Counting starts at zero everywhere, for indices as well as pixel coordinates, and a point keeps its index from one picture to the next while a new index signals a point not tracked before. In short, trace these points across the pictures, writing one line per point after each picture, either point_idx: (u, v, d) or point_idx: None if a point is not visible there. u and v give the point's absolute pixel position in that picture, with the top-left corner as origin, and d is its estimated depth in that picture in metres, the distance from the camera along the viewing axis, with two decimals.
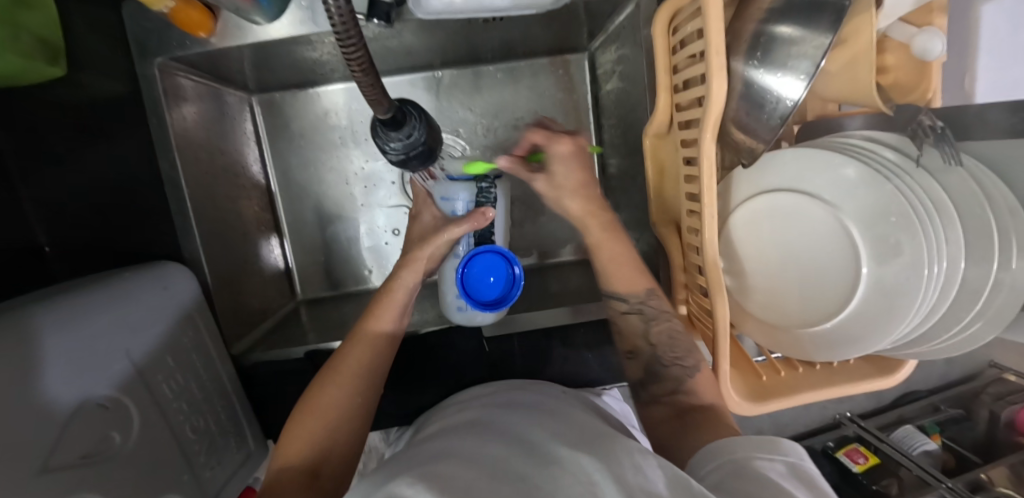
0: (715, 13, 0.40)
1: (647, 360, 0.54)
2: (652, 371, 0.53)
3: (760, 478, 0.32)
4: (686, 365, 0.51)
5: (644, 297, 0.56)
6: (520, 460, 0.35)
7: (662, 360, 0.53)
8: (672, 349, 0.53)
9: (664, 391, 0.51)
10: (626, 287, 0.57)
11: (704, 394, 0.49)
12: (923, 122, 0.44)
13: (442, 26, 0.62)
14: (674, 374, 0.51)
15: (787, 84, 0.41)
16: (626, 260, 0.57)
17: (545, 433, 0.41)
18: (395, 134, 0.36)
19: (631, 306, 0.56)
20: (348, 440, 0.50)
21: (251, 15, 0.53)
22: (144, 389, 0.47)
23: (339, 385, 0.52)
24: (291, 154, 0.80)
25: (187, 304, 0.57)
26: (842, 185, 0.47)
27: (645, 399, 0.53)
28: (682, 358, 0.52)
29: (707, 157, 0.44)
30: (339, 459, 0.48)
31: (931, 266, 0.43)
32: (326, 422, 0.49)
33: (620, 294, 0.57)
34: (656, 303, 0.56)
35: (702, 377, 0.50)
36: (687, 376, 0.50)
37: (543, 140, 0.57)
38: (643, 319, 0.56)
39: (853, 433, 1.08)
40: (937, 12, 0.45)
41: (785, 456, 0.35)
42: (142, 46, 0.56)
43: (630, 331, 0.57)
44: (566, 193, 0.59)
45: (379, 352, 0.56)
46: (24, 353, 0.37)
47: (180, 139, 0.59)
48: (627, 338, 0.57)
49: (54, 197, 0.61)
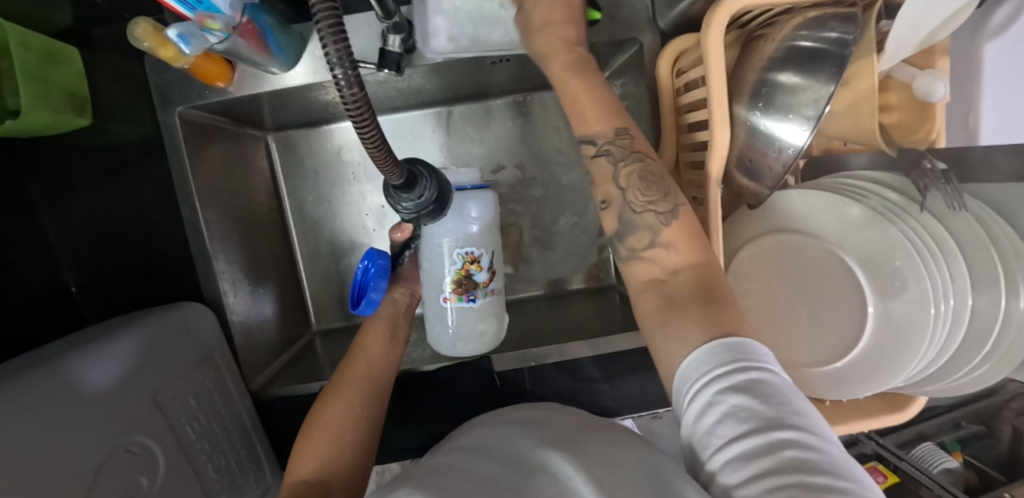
0: (715, 63, 0.41)
1: (619, 208, 0.43)
2: (625, 217, 0.43)
3: (731, 409, 0.28)
4: (658, 210, 0.41)
5: (614, 137, 0.44)
6: (509, 473, 0.34)
7: (633, 206, 0.42)
8: (644, 185, 0.42)
9: (640, 240, 0.41)
10: (592, 123, 0.45)
11: (680, 248, 0.39)
12: (925, 166, 0.44)
13: (451, 68, 0.64)
14: (647, 222, 0.41)
15: (789, 131, 0.41)
16: (597, 95, 0.45)
17: (531, 441, 0.39)
18: (407, 195, 0.37)
19: (600, 148, 0.44)
20: (356, 455, 0.52)
21: (268, 66, 0.56)
22: (169, 432, 0.49)
23: (348, 405, 0.55)
24: (305, 188, 0.82)
25: (206, 345, 0.59)
26: (845, 224, 0.48)
27: (623, 254, 0.43)
28: (656, 203, 0.41)
29: (713, 202, 0.44)
30: (348, 475, 0.50)
31: (938, 305, 0.43)
32: (335, 437, 0.52)
33: (585, 135, 0.45)
34: (627, 143, 0.44)
35: (678, 220, 0.40)
36: (660, 223, 0.40)
37: None
38: (612, 160, 0.44)
39: (873, 451, 1.04)
40: (940, 54, 0.46)
41: (738, 357, 0.31)
42: (165, 96, 0.59)
43: (599, 177, 0.45)
44: (535, 31, 0.48)
45: (378, 372, 0.60)
46: (56, 404, 0.39)
47: (200, 183, 0.62)
48: (598, 187, 0.45)
49: (81, 240, 0.64)
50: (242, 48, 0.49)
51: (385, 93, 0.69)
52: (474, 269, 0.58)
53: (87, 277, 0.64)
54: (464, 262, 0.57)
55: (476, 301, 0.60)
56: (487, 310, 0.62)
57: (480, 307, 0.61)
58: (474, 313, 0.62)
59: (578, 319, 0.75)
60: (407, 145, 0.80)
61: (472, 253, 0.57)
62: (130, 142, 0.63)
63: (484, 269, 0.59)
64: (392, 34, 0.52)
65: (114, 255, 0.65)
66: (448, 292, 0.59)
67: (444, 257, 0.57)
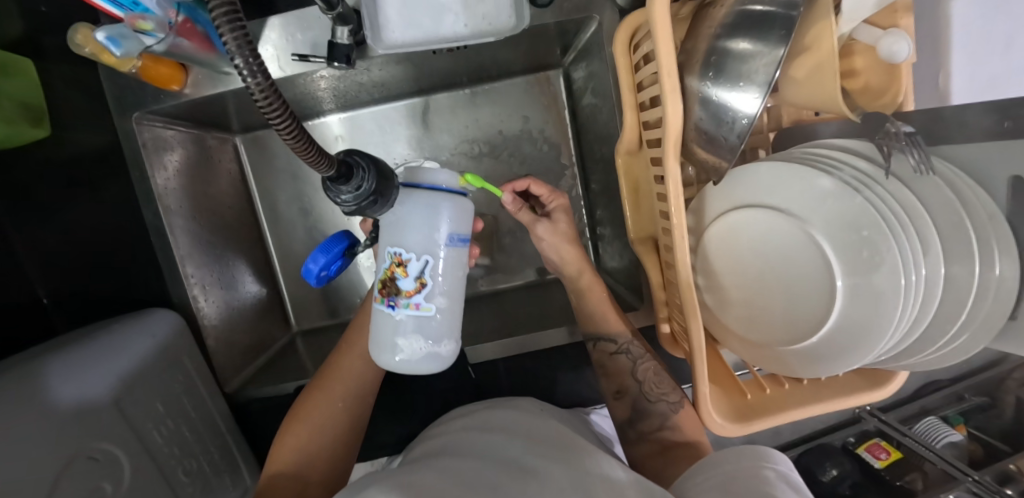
0: (663, 34, 0.38)
1: (635, 398, 0.58)
2: (639, 409, 0.57)
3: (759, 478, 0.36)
4: (672, 401, 0.56)
5: (631, 338, 0.60)
6: (498, 472, 0.37)
7: (648, 396, 0.57)
8: (658, 386, 0.57)
9: (652, 428, 0.55)
10: (613, 328, 0.60)
11: (686, 429, 0.54)
12: (888, 129, 0.43)
13: (410, 56, 0.63)
14: (660, 410, 0.56)
15: (744, 100, 0.39)
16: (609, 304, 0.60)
17: (518, 448, 0.43)
18: (344, 187, 0.36)
19: (620, 347, 0.60)
20: (333, 447, 0.52)
21: (219, 64, 0.55)
22: (134, 439, 0.49)
23: (327, 398, 0.54)
24: (277, 189, 0.81)
25: (175, 348, 0.59)
26: (814, 195, 0.46)
27: (632, 437, 0.56)
28: (668, 394, 0.56)
29: (671, 179, 0.42)
30: (326, 467, 0.51)
31: (907, 275, 0.41)
32: (314, 429, 0.52)
33: (608, 335, 0.60)
34: (639, 344, 0.60)
35: (683, 412, 0.55)
36: (672, 412, 0.55)
37: (542, 192, 0.57)
38: (630, 359, 0.59)
39: (874, 427, 1.01)
40: (900, 12, 0.44)
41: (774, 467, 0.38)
42: (121, 103, 0.58)
43: (617, 371, 0.59)
44: (565, 241, 0.57)
45: (363, 365, 0.56)
46: (12, 414, 0.39)
47: (162, 188, 0.61)
48: (613, 379, 0.60)
49: (46, 251, 0.63)
50: (188, 50, 0.48)
51: (349, 88, 0.69)
52: (399, 274, 0.44)
53: (56, 289, 0.64)
54: (391, 262, 0.45)
55: (397, 310, 0.46)
56: (417, 326, 0.47)
57: (402, 319, 0.46)
58: (402, 326, 0.47)
59: (556, 307, 0.74)
60: (379, 139, 0.79)
61: (400, 255, 0.44)
62: (92, 151, 0.63)
63: (410, 278, 0.44)
64: (339, 26, 0.52)
65: (81, 264, 0.65)
66: (377, 291, 0.47)
67: (381, 251, 0.47)
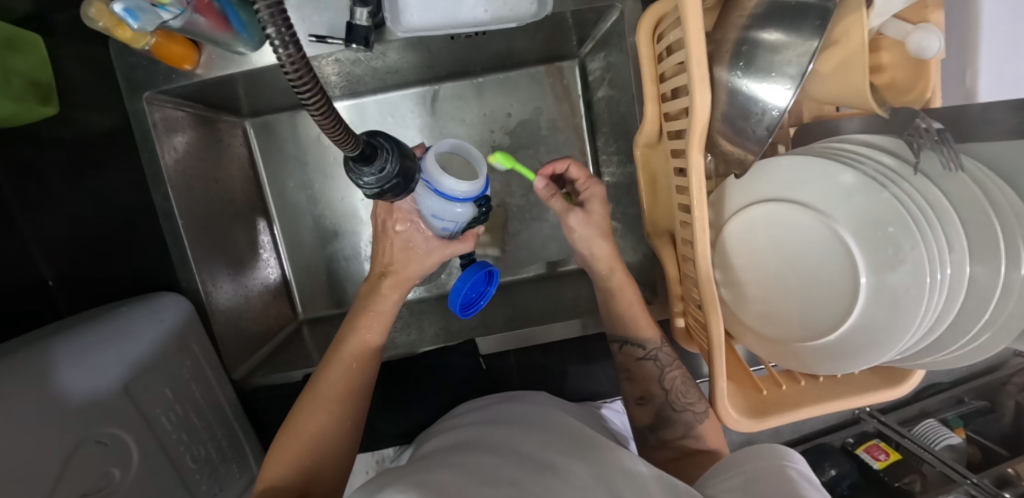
0: (695, 22, 0.37)
1: (660, 405, 0.57)
2: (663, 416, 0.57)
3: (782, 475, 0.35)
4: (697, 410, 0.56)
5: (659, 345, 0.59)
6: (515, 469, 0.37)
7: (674, 404, 0.57)
8: (684, 395, 0.57)
9: (674, 436, 0.56)
10: (645, 334, 0.58)
11: (709, 438, 0.55)
12: (919, 125, 0.42)
13: (425, 42, 0.62)
14: (685, 419, 0.56)
15: (773, 92, 0.39)
16: (638, 307, 0.58)
17: (535, 444, 0.42)
18: (367, 169, 0.35)
19: (648, 353, 0.59)
20: (334, 460, 0.49)
21: (233, 45, 0.54)
22: (143, 423, 0.49)
23: (327, 400, 0.50)
24: (286, 175, 0.80)
25: (183, 333, 0.58)
26: (838, 190, 0.45)
27: (654, 442, 0.57)
28: (693, 404, 0.56)
29: (694, 171, 0.41)
30: (330, 476, 0.48)
31: (934, 273, 0.40)
32: (315, 432, 0.49)
33: (637, 340, 0.59)
34: (668, 352, 0.59)
35: (707, 422, 0.56)
36: (697, 421, 0.55)
37: (580, 176, 0.55)
38: (658, 366, 0.59)
39: (873, 429, 1.00)
40: (932, 7, 0.44)
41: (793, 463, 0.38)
42: (131, 82, 0.56)
43: (644, 377, 0.59)
44: (596, 235, 0.54)
45: (365, 363, 0.54)
46: (23, 395, 0.39)
47: (171, 171, 0.60)
48: (639, 384, 0.59)
49: (51, 232, 0.63)
50: (203, 27, 0.47)
51: (363, 73, 0.68)
52: None
53: (61, 270, 0.63)
54: None
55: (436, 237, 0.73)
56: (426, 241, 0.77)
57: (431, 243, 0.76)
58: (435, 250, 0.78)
59: (566, 300, 0.74)
60: (389, 127, 0.78)
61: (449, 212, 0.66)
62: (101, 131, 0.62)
63: None
64: (358, 8, 0.51)
65: (86, 246, 0.64)
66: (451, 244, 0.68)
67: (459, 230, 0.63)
